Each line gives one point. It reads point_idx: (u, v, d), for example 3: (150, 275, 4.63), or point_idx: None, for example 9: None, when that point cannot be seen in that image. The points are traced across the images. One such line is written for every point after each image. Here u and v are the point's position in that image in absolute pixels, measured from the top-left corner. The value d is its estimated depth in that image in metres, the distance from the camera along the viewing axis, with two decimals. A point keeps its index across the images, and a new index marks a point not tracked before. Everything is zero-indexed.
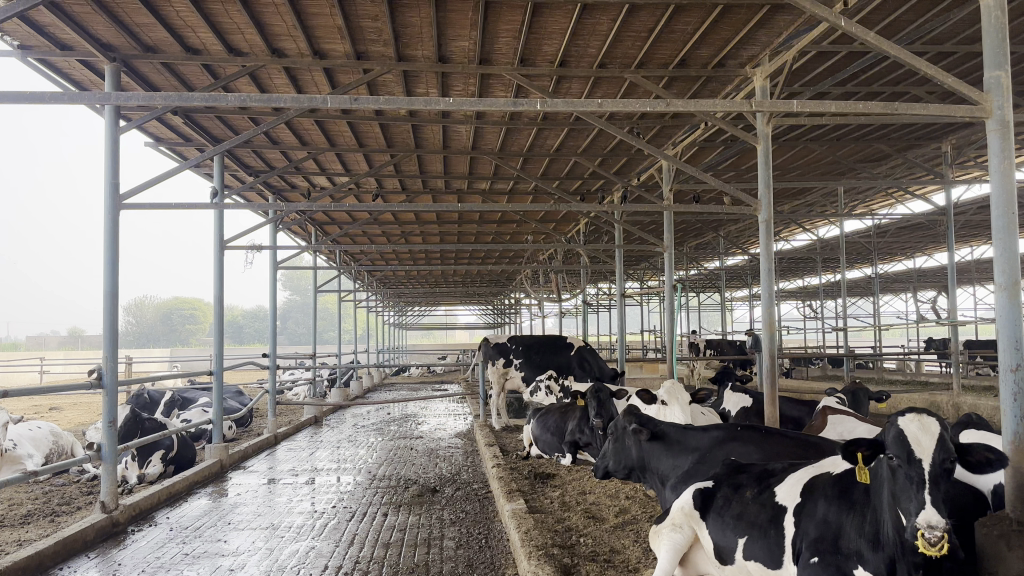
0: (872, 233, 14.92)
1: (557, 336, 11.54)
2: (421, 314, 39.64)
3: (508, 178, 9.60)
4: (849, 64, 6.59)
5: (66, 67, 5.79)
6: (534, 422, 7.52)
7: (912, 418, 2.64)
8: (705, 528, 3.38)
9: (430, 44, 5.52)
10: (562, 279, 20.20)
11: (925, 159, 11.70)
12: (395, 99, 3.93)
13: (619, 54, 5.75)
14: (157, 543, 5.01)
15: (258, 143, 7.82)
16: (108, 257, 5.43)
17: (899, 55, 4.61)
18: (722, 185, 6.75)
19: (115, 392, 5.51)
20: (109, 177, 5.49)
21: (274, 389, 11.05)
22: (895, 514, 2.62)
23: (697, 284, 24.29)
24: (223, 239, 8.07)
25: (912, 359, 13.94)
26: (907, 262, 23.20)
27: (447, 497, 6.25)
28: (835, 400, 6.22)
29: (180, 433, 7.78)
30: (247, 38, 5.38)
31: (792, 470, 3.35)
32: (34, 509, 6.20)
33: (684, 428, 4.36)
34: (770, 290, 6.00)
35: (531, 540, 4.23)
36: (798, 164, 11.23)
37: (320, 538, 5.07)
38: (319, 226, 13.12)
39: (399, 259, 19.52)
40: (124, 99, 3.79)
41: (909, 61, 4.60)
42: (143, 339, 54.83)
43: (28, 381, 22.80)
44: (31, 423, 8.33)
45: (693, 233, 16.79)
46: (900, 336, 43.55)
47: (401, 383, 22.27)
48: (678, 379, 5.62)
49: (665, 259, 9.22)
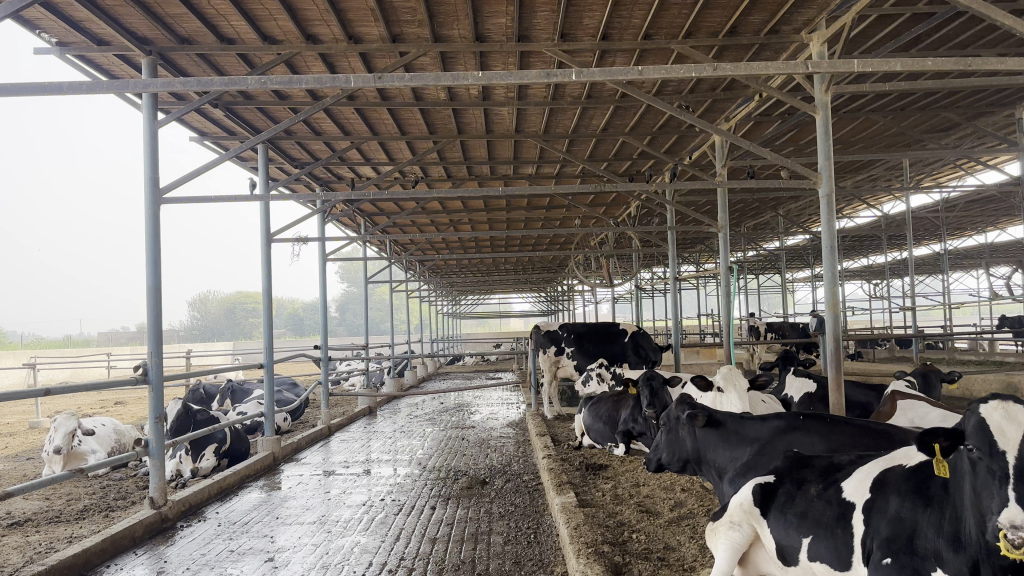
0: (940, 208, 14.27)
1: (608, 323, 11.32)
2: (476, 302, 39.67)
3: (555, 162, 9.35)
4: (914, 26, 6.17)
5: (104, 62, 5.78)
6: (585, 412, 7.31)
7: (996, 406, 2.35)
8: (766, 527, 3.13)
9: (466, 23, 5.33)
10: (614, 265, 19.91)
11: (995, 126, 11.07)
12: (419, 76, 3.73)
13: (664, 24, 5.47)
14: (204, 539, 4.97)
15: (300, 134, 7.75)
16: (151, 253, 5.40)
17: (975, 5, 4.29)
18: (780, 160, 6.34)
19: (161, 387, 5.49)
20: (149, 170, 5.45)
21: (328, 380, 10.91)
22: (977, 512, 2.36)
23: (756, 266, 23.68)
24: (270, 231, 8.03)
25: (984, 339, 13.26)
26: (977, 237, 22.19)
27: (497, 490, 6.12)
28: (905, 383, 5.84)
29: (233, 426, 7.79)
30: (280, 25, 5.26)
31: (861, 464, 3.07)
32: (90, 504, 6.27)
33: (741, 417, 4.08)
34: (833, 269, 5.65)
35: (580, 536, 4.03)
36: (859, 137, 10.72)
37: (366, 533, 4.97)
38: (368, 217, 13.11)
39: (450, 248, 19.43)
40: (145, 86, 3.67)
41: (985, 11, 4.28)
42: (207, 333, 56.47)
43: (97, 377, 23.58)
44: (97, 420, 8.51)
45: (751, 212, 16.32)
46: (971, 315, 41.98)
47: (455, 372, 22.29)
48: (735, 365, 5.33)
49: (721, 241, 8.82)
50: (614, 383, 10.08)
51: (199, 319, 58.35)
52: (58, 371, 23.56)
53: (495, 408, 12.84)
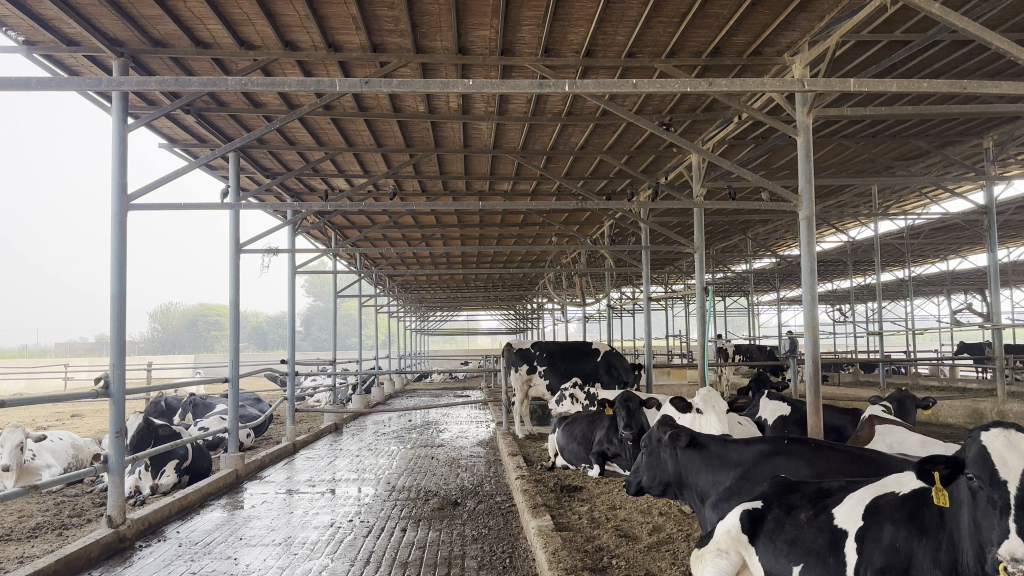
0: (906, 235, 14.47)
1: (581, 342, 11.26)
2: (444, 319, 39.43)
3: (531, 178, 9.30)
4: (890, 54, 6.21)
5: (73, 63, 5.60)
6: (558, 432, 7.20)
7: (998, 434, 2.26)
8: (754, 554, 3.02)
9: (448, 35, 5.24)
10: (585, 284, 19.89)
11: (963, 156, 11.26)
12: (405, 83, 3.62)
13: (648, 42, 5.44)
14: (164, 560, 4.75)
15: (273, 143, 7.58)
16: (116, 261, 5.20)
17: (968, 27, 4.35)
18: (760, 181, 6.26)
19: (123, 401, 5.26)
20: (117, 175, 5.27)
21: (294, 396, 10.65)
22: (977, 542, 2.29)
23: (725, 288, 23.81)
24: (239, 242, 7.82)
25: (948, 365, 13.41)
26: (940, 265, 22.54)
27: (468, 511, 5.97)
28: (881, 408, 5.81)
29: (196, 442, 7.53)
30: (258, 30, 5.12)
31: (852, 489, 2.97)
32: (43, 522, 6.00)
33: (725, 440, 3.99)
34: (812, 292, 5.63)
35: (559, 563, 3.90)
36: (831, 162, 10.82)
37: (334, 555, 4.79)
38: (338, 229, 12.92)
39: (421, 263, 19.30)
40: (116, 84, 3.50)
41: (978, 33, 4.35)
42: (168, 345, 55.52)
43: (53, 389, 22.94)
44: (53, 434, 8.21)
45: (721, 234, 16.43)
46: (932, 341, 42.79)
47: (423, 389, 22.02)
48: (714, 387, 5.26)
49: (696, 262, 8.77)
50: (587, 403, 9.96)
51: (161, 331, 57.27)
52: (10, 382, 22.85)
53: (464, 426, 12.68)
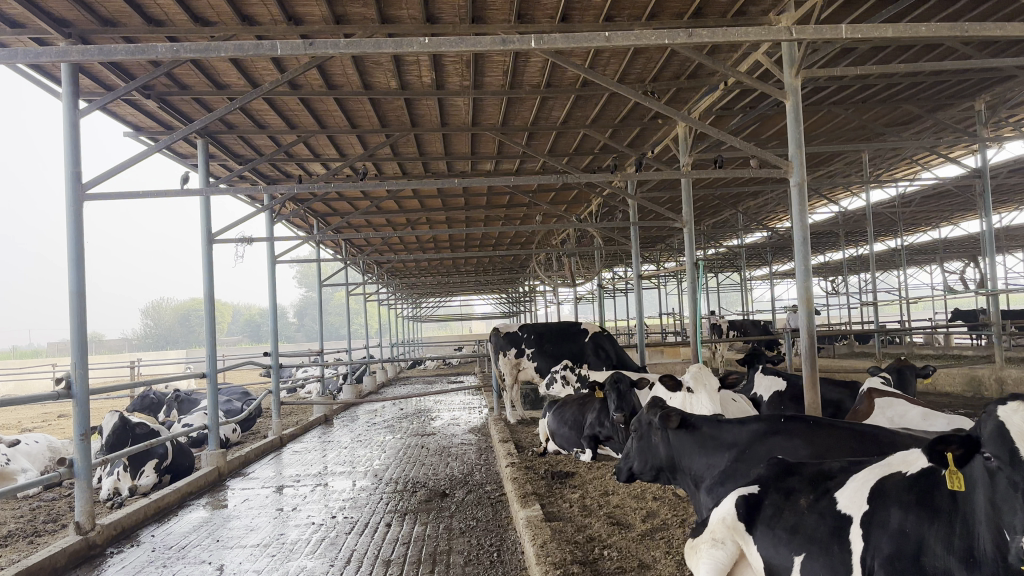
0: (899, 202, 14.28)
1: (570, 323, 10.95)
2: (437, 305, 39.25)
3: (514, 156, 9.04)
4: (883, 9, 5.95)
5: (19, 46, 5.30)
6: (550, 416, 6.97)
7: (1016, 408, 2.03)
8: (752, 544, 2.77)
9: (415, 3, 4.97)
10: (575, 265, 19.70)
11: (954, 120, 11.02)
12: (357, 42, 3.34)
13: (626, 5, 5.18)
14: (135, 568, 4.52)
15: (241, 127, 7.31)
16: (73, 253, 4.93)
17: None
18: (747, 148, 6.00)
19: (87, 402, 5.00)
20: (69, 163, 4.99)
21: (277, 389, 10.37)
22: (996, 528, 2.07)
23: (717, 264, 23.60)
24: (211, 232, 7.53)
25: (944, 332, 13.21)
26: (933, 233, 22.33)
27: (456, 503, 5.76)
28: (881, 379, 5.59)
29: (176, 439, 7.29)
30: (212, 4, 4.84)
31: (855, 471, 2.74)
32: (15, 529, 5.74)
33: (718, 421, 3.75)
34: (806, 261, 5.37)
35: (547, 557, 3.67)
36: (821, 130, 10.58)
37: (314, 555, 4.57)
38: (320, 215, 12.63)
39: (408, 249, 19.04)
40: (34, 55, 3.20)
41: None
42: (161, 341, 55.12)
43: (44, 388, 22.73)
44: (29, 437, 7.99)
45: (711, 210, 16.19)
46: (926, 310, 43.01)
47: (417, 376, 21.83)
48: (705, 365, 5.04)
49: (686, 236, 8.43)
50: (580, 387, 9.67)
51: (153, 328, 56.76)
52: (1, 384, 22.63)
53: (456, 413, 12.52)
